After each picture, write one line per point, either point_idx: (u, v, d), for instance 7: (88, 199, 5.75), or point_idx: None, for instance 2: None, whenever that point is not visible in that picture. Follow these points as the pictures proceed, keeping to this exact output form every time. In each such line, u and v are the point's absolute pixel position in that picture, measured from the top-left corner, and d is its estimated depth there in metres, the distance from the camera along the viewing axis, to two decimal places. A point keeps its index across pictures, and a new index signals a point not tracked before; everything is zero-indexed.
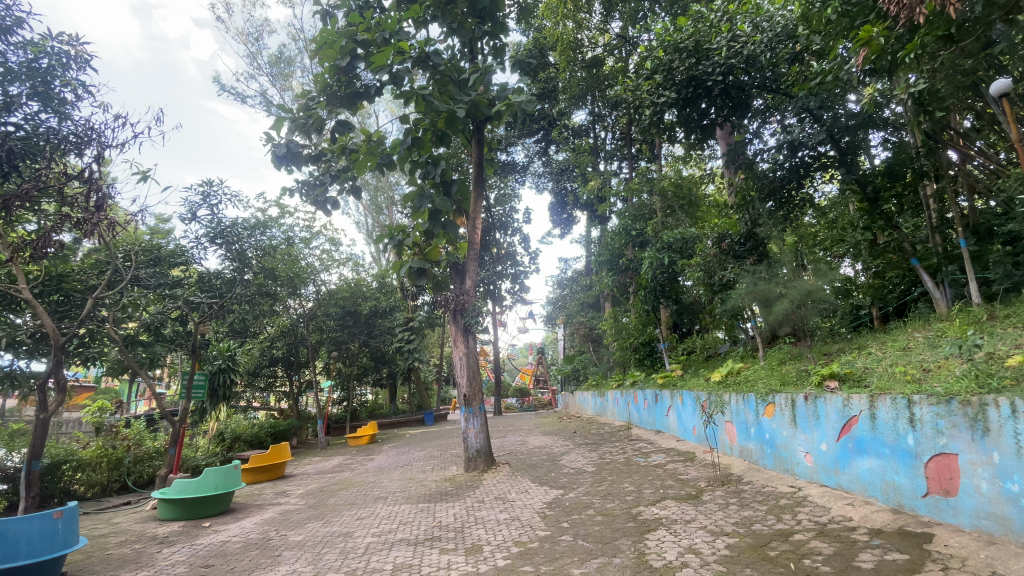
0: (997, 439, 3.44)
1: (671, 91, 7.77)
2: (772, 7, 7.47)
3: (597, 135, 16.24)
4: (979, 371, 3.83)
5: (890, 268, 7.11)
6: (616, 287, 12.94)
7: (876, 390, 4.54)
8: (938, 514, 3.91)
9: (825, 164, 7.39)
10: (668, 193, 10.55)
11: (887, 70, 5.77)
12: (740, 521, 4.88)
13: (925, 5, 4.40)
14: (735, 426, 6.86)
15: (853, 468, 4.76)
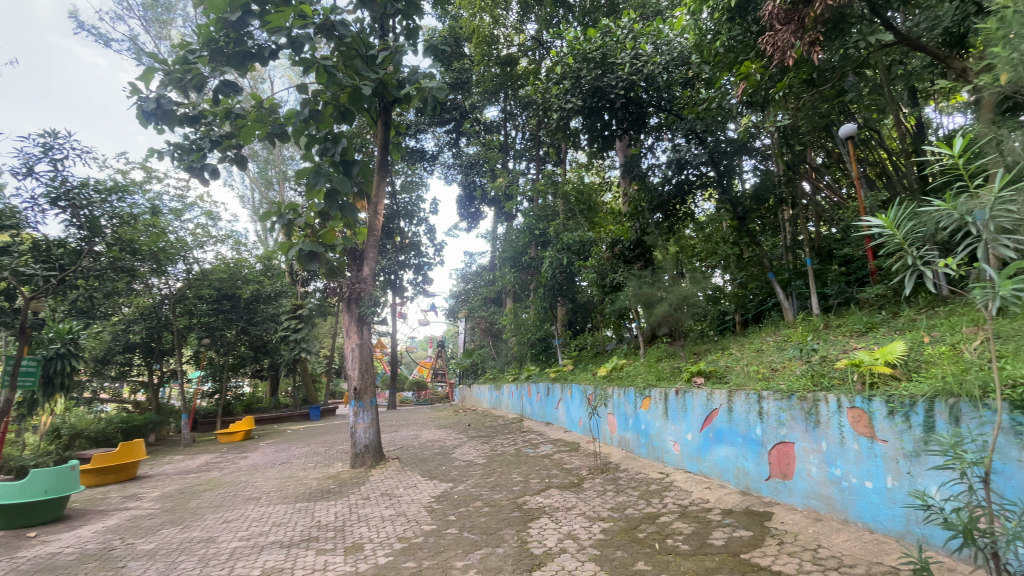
0: (825, 430, 4.04)
1: (577, 98, 8.03)
2: (671, 32, 8.06)
3: (507, 133, 16.43)
4: (814, 370, 4.49)
5: (751, 279, 8.14)
6: (518, 283, 13.18)
7: (734, 386, 5.13)
8: (777, 494, 4.51)
9: (705, 183, 8.20)
10: (570, 197, 11.00)
11: (760, 105, 6.57)
12: (615, 506, 5.24)
13: (794, 50, 5.04)
14: (616, 418, 7.35)
15: (712, 456, 5.32)
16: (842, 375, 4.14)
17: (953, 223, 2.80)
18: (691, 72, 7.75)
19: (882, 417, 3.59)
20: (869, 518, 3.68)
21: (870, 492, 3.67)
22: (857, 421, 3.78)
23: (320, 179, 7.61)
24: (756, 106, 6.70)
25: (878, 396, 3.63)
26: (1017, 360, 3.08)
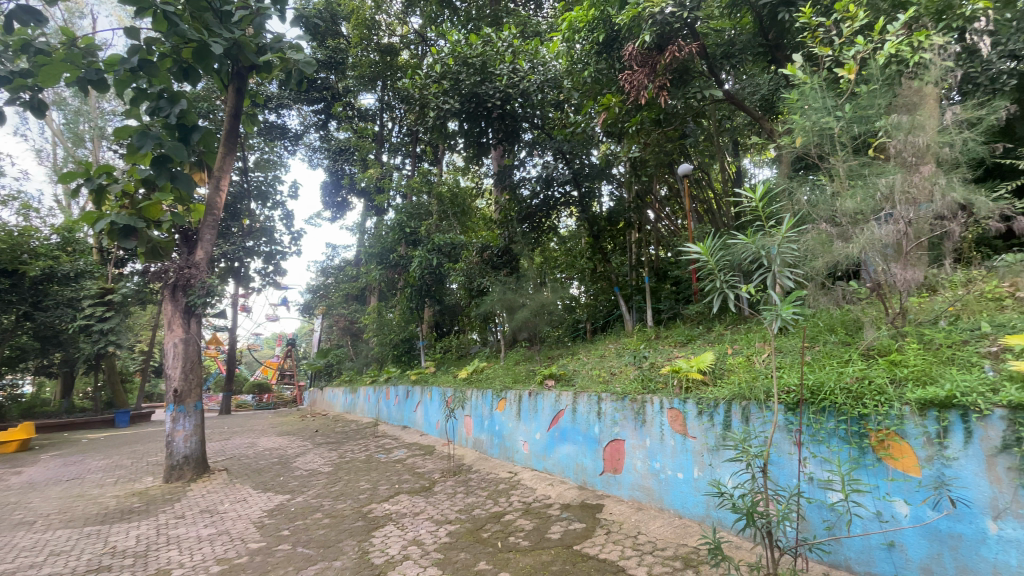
0: (649, 428, 4.56)
1: (455, 100, 8.03)
2: (548, 54, 8.43)
3: (383, 124, 15.76)
4: (644, 375, 5.07)
5: (602, 293, 8.97)
6: (383, 281, 12.64)
7: (578, 388, 5.56)
8: (608, 488, 4.96)
9: (568, 202, 8.81)
10: (444, 198, 10.95)
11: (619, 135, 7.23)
12: (463, 508, 5.28)
13: (647, 91, 5.66)
14: (472, 419, 7.46)
15: (556, 453, 5.68)
16: (666, 380, 4.73)
17: (751, 255, 3.33)
18: (563, 96, 8.19)
19: (693, 416, 4.17)
20: (679, 505, 4.22)
21: (681, 482, 4.22)
22: (674, 420, 4.34)
23: (146, 141, 6.46)
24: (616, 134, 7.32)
25: (692, 398, 4.22)
26: (790, 370, 3.81)
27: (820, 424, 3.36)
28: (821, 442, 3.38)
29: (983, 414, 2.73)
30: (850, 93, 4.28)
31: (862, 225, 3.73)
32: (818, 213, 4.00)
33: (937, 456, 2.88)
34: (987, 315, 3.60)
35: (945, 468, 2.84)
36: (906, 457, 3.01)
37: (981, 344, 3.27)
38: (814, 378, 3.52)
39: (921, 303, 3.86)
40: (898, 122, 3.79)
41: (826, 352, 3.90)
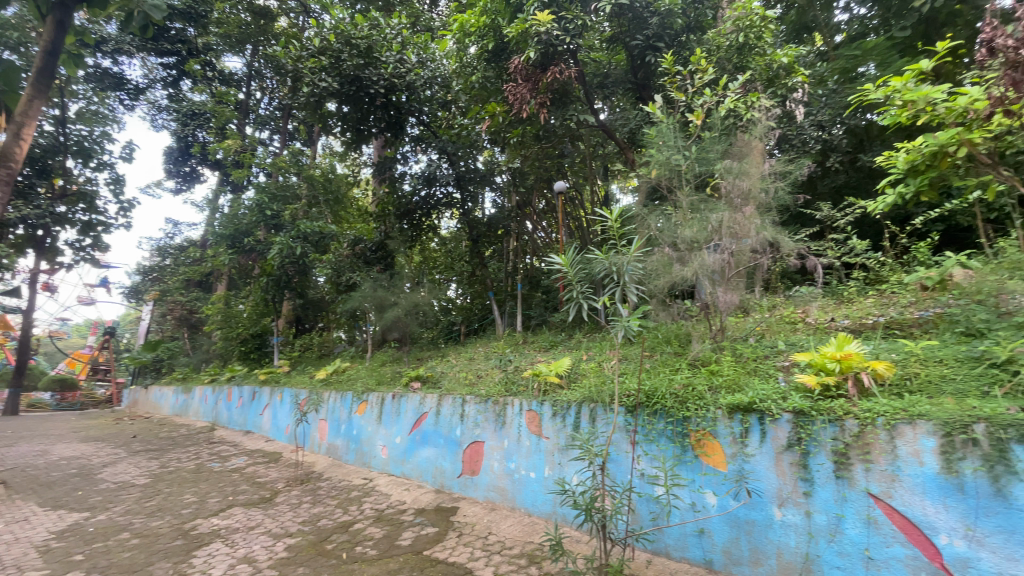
0: (508, 430, 4.70)
1: (333, 79, 7.48)
2: (438, 51, 8.33)
3: (250, 93, 14.17)
4: (508, 378, 5.21)
5: (476, 297, 9.32)
6: (236, 268, 11.29)
7: (443, 391, 5.54)
8: (465, 490, 4.99)
9: (450, 203, 8.76)
10: (315, 182, 10.19)
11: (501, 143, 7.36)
12: (307, 519, 4.89)
13: (530, 105, 5.88)
14: (327, 423, 6.99)
15: (415, 457, 5.56)
16: (527, 384, 4.91)
17: (604, 269, 3.65)
18: (451, 96, 8.12)
19: (548, 417, 4.39)
20: (529, 504, 4.39)
21: (533, 481, 4.40)
22: (531, 422, 4.52)
23: None
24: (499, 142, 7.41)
25: (548, 401, 4.44)
26: (632, 377, 4.21)
27: (652, 425, 3.77)
28: (653, 441, 3.79)
29: (775, 417, 3.26)
30: (697, 136, 4.89)
31: (697, 252, 4.29)
32: (663, 238, 4.49)
33: (739, 452, 3.39)
34: (784, 335, 4.36)
35: (744, 463, 3.35)
36: (716, 454, 3.49)
37: (777, 359, 3.94)
38: (650, 384, 3.93)
39: (738, 322, 4.54)
40: (729, 166, 4.44)
41: (662, 362, 4.39)
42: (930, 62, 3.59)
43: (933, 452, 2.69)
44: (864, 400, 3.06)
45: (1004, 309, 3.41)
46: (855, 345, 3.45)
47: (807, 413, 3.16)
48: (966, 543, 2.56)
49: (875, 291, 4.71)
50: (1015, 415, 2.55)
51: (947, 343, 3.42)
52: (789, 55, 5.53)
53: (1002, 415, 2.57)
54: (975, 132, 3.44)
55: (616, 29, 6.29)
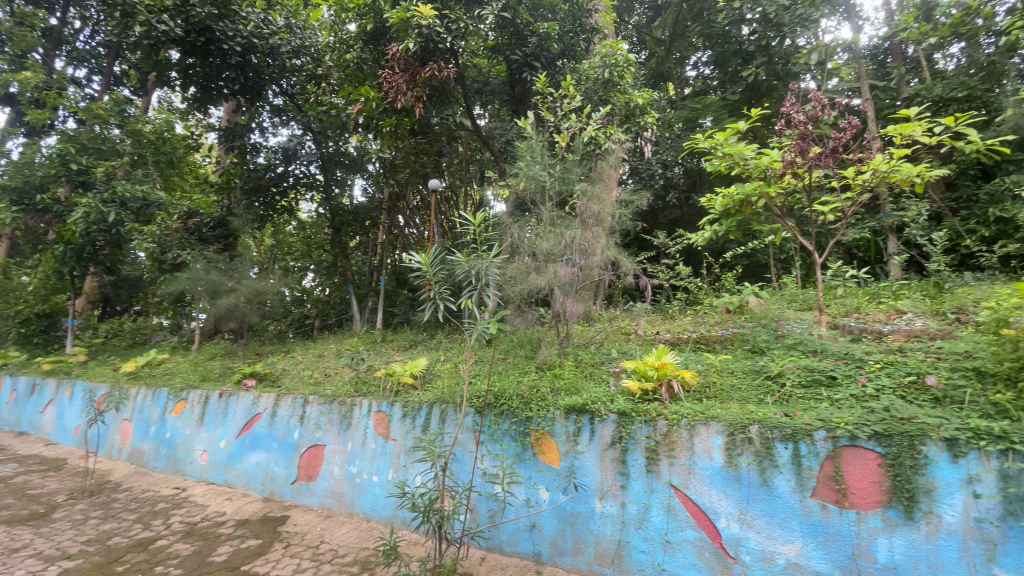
0: (353, 432, 4.47)
1: (175, 25, 6.35)
2: (311, 21, 7.74)
3: (63, 18, 11.54)
4: (358, 378, 4.95)
5: (335, 290, 8.86)
6: (20, 230, 9.07)
7: (283, 390, 5.08)
8: (298, 497, 4.61)
9: (311, 184, 8.16)
10: (144, 140, 8.64)
11: (372, 128, 6.98)
12: (94, 537, 4.09)
13: (406, 96, 5.74)
14: (133, 425, 5.94)
15: (242, 463, 4.99)
16: (378, 383, 4.71)
17: (464, 272, 3.66)
18: (321, 71, 7.50)
19: (396, 419, 4.28)
20: (368, 509, 4.22)
21: (374, 485, 4.24)
22: (379, 423, 4.37)
23: None
24: (369, 128, 6.99)
25: (399, 401, 4.33)
26: (483, 378, 4.33)
27: (498, 425, 3.92)
28: (497, 441, 3.93)
29: (603, 418, 3.60)
30: (561, 155, 5.23)
31: (552, 264, 4.59)
32: (523, 247, 4.72)
33: (572, 451, 3.67)
34: (620, 345, 4.87)
35: (575, 460, 3.64)
36: (552, 452, 3.74)
37: (611, 365, 4.37)
38: (499, 386, 4.08)
39: (583, 331, 4.96)
40: (585, 189, 4.83)
41: (514, 365, 4.59)
42: (746, 124, 4.30)
43: (720, 449, 3.20)
44: (675, 404, 3.53)
45: (780, 333, 4.23)
46: (672, 356, 3.97)
47: (629, 414, 3.55)
48: (738, 525, 3.09)
49: (693, 310, 5.53)
50: (779, 418, 3.15)
51: (739, 358, 4.11)
52: (644, 97, 6.15)
53: (771, 418, 3.15)
54: (772, 186, 4.24)
55: (500, 40, 6.45)
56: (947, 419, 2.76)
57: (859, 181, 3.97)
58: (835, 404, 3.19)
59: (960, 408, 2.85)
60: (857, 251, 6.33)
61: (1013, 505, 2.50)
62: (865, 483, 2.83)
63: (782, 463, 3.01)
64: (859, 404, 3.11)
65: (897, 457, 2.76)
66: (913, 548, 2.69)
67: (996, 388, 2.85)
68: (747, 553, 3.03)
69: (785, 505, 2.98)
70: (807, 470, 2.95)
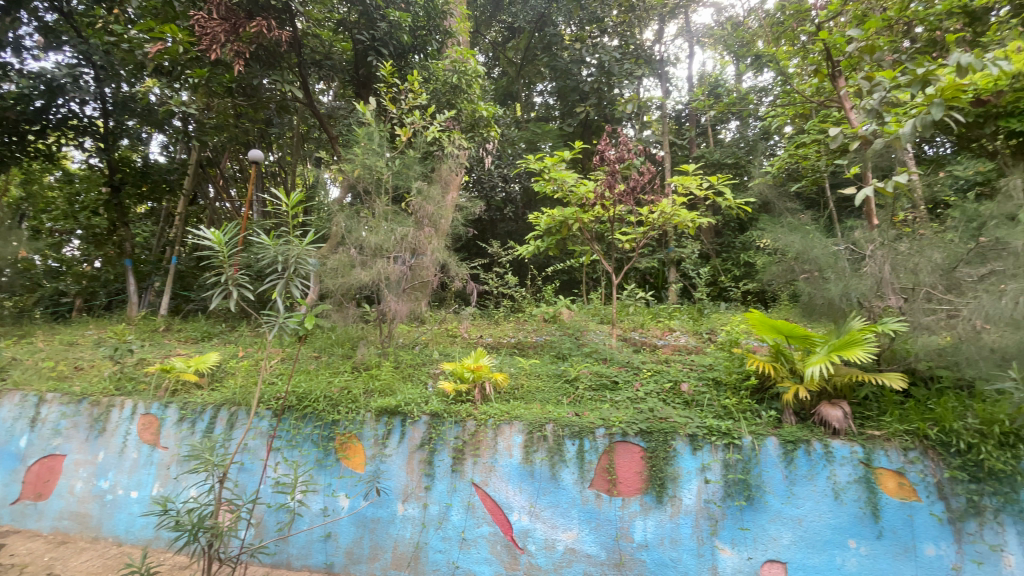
0: (108, 439, 3.67)
1: None
2: None
3: None
4: (123, 373, 4.02)
5: (107, 265, 7.10)
6: None
7: (9, 385, 3.95)
8: (21, 521, 3.67)
9: (84, 129, 6.43)
10: None
11: (173, 73, 5.83)
12: None
13: (227, 48, 4.97)
14: None
15: None
16: (149, 380, 3.92)
17: (269, 258, 3.24)
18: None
19: (170, 423, 3.63)
20: (120, 531, 3.48)
21: (132, 503, 3.52)
22: (145, 428, 3.66)
23: None
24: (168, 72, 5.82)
25: (175, 403, 3.69)
26: (287, 378, 3.96)
27: (298, 430, 3.60)
28: (295, 446, 3.61)
29: (414, 419, 3.58)
30: (401, 150, 5.11)
31: (378, 259, 4.41)
32: (350, 239, 4.48)
33: (377, 455, 3.56)
34: (444, 347, 4.92)
35: (380, 464, 3.54)
36: (357, 456, 3.58)
37: (431, 366, 4.37)
38: (305, 386, 3.76)
39: (407, 331, 4.91)
40: (421, 187, 4.78)
41: (327, 364, 4.32)
42: (571, 153, 4.72)
43: (519, 446, 3.43)
44: (484, 405, 3.67)
45: (582, 343, 4.75)
46: (488, 360, 4.12)
47: (440, 415, 3.59)
48: (528, 517, 3.33)
49: (515, 318, 5.91)
50: (570, 418, 3.51)
51: (546, 363, 4.49)
52: (490, 110, 6.37)
53: (563, 417, 3.50)
54: (586, 214, 4.81)
55: (349, 16, 6.09)
56: (691, 419, 3.39)
57: (651, 219, 4.71)
58: (615, 405, 3.68)
59: (702, 410, 3.52)
60: (651, 277, 7.48)
61: (731, 487, 3.16)
62: (630, 473, 3.29)
63: (569, 457, 3.36)
64: (632, 405, 3.65)
65: (655, 450, 3.29)
66: (661, 528, 3.19)
67: (728, 394, 3.60)
68: (533, 543, 3.29)
69: (568, 496, 3.32)
70: (588, 463, 3.34)
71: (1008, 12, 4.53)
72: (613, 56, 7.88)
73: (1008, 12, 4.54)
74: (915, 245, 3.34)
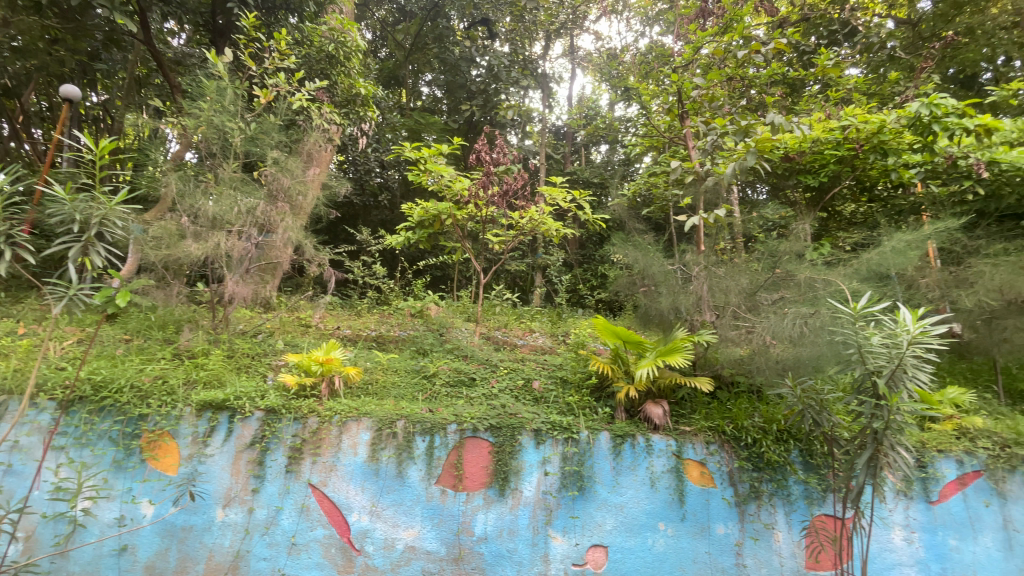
0: None
1: None
2: None
3: None
4: None
5: None
6: None
7: None
8: None
9: None
10: None
11: None
12: None
13: None
14: None
15: None
16: None
17: (60, 216, 2.63)
18: None
19: None
20: None
21: None
22: None
23: None
24: None
25: None
26: (83, 363, 3.30)
27: (91, 426, 3.02)
28: (86, 445, 3.02)
29: (245, 415, 3.22)
30: (258, 114, 4.59)
31: (217, 232, 3.89)
32: (183, 204, 3.97)
33: (195, 454, 3.13)
34: (291, 336, 4.46)
35: (198, 465, 3.12)
36: (169, 457, 3.11)
37: (274, 357, 3.97)
38: (106, 373, 3.16)
39: (250, 317, 4.39)
40: (277, 158, 4.34)
41: (140, 350, 3.68)
42: (449, 147, 4.66)
43: (366, 444, 3.28)
44: (331, 401, 3.44)
45: (445, 339, 4.70)
46: (341, 353, 3.86)
47: (277, 411, 3.28)
48: (368, 517, 3.19)
49: (379, 311, 5.45)
50: (423, 414, 3.45)
51: (405, 358, 4.37)
52: (369, 89, 6.03)
53: (416, 414, 3.43)
54: (459, 212, 4.80)
55: None
56: (537, 415, 3.58)
57: (520, 224, 4.86)
58: (470, 402, 3.72)
59: (549, 406, 3.74)
60: (520, 280, 7.71)
61: (566, 478, 3.39)
62: (476, 469, 3.35)
63: (417, 454, 3.30)
64: (486, 401, 3.72)
65: (502, 445, 3.39)
66: (501, 520, 3.29)
67: (571, 392, 3.88)
68: (371, 543, 3.16)
69: (413, 493, 3.26)
70: (436, 460, 3.31)
71: (817, 88, 5.56)
72: (502, 62, 8.00)
73: (817, 89, 5.61)
74: (729, 270, 3.94)
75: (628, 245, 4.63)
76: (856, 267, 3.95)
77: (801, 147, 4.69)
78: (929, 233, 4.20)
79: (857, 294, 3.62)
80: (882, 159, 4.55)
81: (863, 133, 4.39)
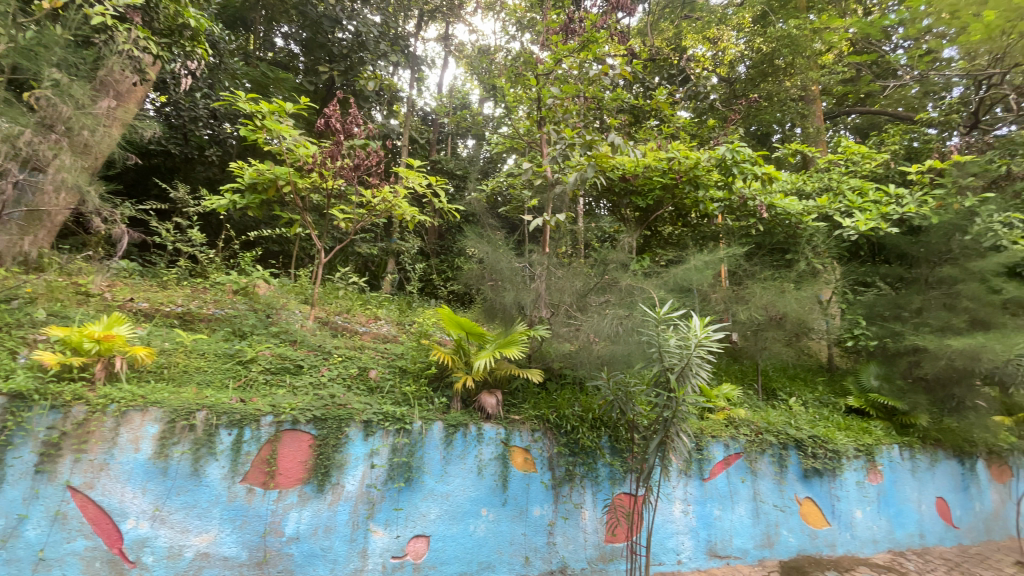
0: None
1: None
2: None
3: None
4: None
5: None
6: None
7: None
8: None
9: None
10: None
11: None
12: None
13: None
14: None
15: None
16: None
17: None
18: None
19: None
20: None
21: None
22: None
23: None
24: None
25: None
26: None
27: None
28: None
29: None
30: (37, 19, 3.59)
31: None
32: None
33: None
34: (60, 306, 3.57)
35: None
36: None
37: (30, 331, 3.14)
38: None
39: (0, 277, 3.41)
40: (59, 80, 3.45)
41: None
42: (295, 108, 4.19)
43: (152, 439, 2.78)
44: (107, 387, 2.84)
45: (272, 321, 4.23)
46: (128, 329, 3.21)
47: (26, 398, 2.59)
48: (148, 524, 2.71)
49: (192, 283, 4.65)
50: (232, 404, 3.04)
51: (216, 340, 3.81)
52: (202, 23, 5.15)
53: (222, 404, 3.01)
54: (300, 179, 4.35)
55: None
56: (369, 405, 3.41)
57: (371, 203, 4.60)
58: (293, 391, 3.39)
59: (383, 396, 3.60)
60: (371, 265, 7.34)
61: (394, 470, 3.30)
62: (293, 463, 3.07)
63: (220, 450, 2.90)
64: (312, 391, 3.43)
65: (326, 438, 3.16)
66: (317, 517, 3.07)
67: (409, 381, 3.80)
68: (150, 554, 2.69)
69: (210, 494, 2.85)
70: (244, 455, 2.96)
71: (654, 122, 6.33)
72: (373, 31, 7.42)
73: (654, 122, 6.39)
74: (566, 272, 4.26)
75: (478, 238, 4.70)
76: (666, 280, 4.59)
77: (636, 170, 5.16)
78: (722, 256, 5.07)
79: (662, 301, 4.20)
80: (695, 191, 5.23)
81: (683, 166, 5.06)
